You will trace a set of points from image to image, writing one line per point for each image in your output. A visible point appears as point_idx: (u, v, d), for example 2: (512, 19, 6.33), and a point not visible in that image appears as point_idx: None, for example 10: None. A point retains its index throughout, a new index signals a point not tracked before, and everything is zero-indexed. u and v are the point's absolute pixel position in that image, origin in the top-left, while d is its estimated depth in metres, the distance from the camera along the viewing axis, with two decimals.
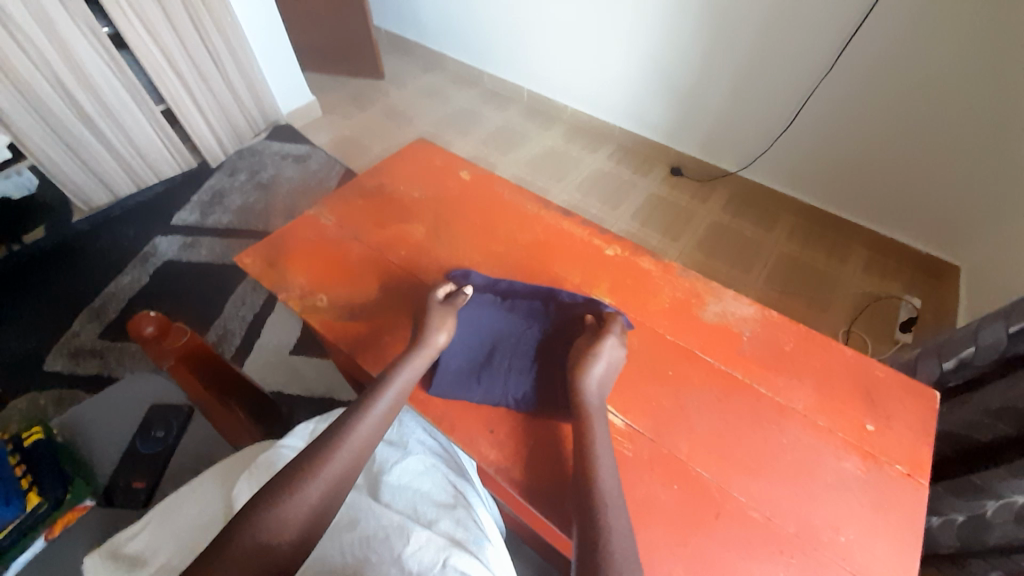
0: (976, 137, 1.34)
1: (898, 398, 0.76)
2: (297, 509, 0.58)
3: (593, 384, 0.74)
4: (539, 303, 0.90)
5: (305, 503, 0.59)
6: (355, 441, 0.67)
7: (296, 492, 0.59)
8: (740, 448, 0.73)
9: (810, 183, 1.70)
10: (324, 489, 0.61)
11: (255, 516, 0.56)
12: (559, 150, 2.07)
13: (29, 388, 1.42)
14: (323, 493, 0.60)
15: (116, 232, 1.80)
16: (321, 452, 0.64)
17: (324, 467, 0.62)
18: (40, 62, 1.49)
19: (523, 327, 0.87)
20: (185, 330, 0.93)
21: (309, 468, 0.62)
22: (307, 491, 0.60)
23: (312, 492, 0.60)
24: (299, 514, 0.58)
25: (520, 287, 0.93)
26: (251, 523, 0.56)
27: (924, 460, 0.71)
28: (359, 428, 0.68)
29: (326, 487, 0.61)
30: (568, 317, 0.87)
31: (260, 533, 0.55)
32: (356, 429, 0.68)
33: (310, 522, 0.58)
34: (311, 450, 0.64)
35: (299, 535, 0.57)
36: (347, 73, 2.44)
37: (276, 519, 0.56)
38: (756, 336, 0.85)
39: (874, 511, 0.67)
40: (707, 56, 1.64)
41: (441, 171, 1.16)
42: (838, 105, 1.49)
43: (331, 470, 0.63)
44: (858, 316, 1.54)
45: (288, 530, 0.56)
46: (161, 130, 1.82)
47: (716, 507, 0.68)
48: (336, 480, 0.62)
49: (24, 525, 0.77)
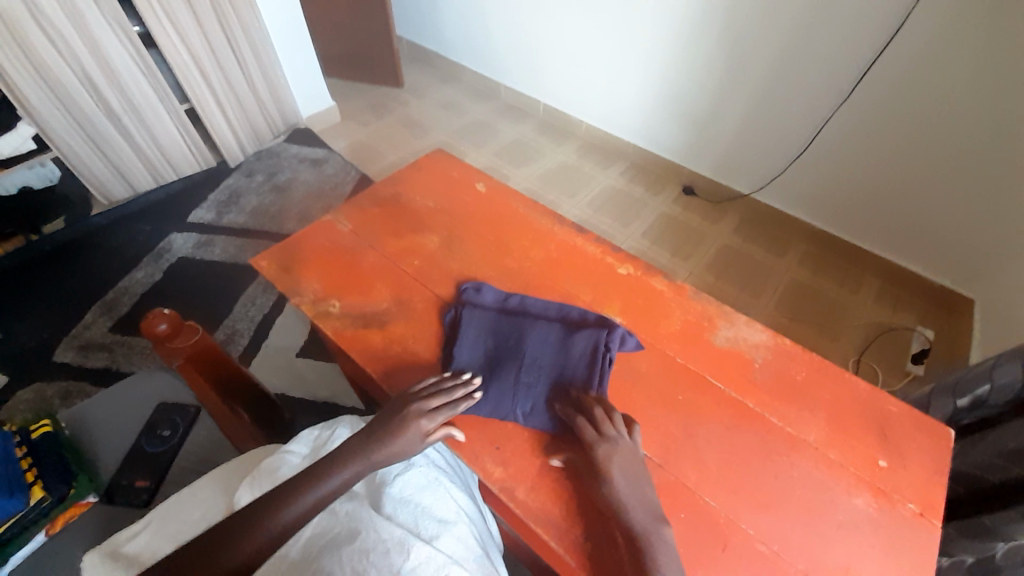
0: (995, 169, 1.33)
1: (913, 435, 0.75)
2: (266, 523, 0.64)
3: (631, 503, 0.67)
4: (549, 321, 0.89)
5: (279, 520, 0.64)
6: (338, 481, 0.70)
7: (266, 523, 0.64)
8: (749, 480, 0.71)
9: (822, 210, 1.70)
10: (292, 513, 0.65)
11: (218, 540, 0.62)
12: (572, 165, 2.08)
13: (38, 378, 1.44)
14: (288, 525, 0.65)
15: (133, 228, 1.83)
16: (306, 485, 0.68)
17: (298, 501, 0.66)
18: (71, 58, 1.53)
19: (532, 344, 0.86)
20: (196, 330, 0.89)
21: (288, 498, 0.66)
22: (277, 522, 0.64)
23: (287, 512, 0.65)
24: (265, 527, 0.63)
25: (531, 304, 0.93)
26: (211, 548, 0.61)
27: (937, 501, 0.69)
28: (342, 467, 0.71)
29: (291, 521, 0.65)
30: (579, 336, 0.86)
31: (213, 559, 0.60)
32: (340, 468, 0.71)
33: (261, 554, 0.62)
34: (300, 479, 0.69)
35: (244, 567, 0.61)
36: (367, 81, 2.48)
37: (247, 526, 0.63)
38: (768, 363, 0.84)
39: (889, 553, 0.65)
40: (723, 79, 1.65)
41: (457, 183, 1.17)
42: (854, 132, 1.49)
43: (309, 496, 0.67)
44: (869, 346, 1.52)
45: (236, 560, 0.61)
46: (183, 129, 1.85)
47: (723, 539, 0.67)
48: (305, 507, 0.66)
49: (24, 519, 0.76)
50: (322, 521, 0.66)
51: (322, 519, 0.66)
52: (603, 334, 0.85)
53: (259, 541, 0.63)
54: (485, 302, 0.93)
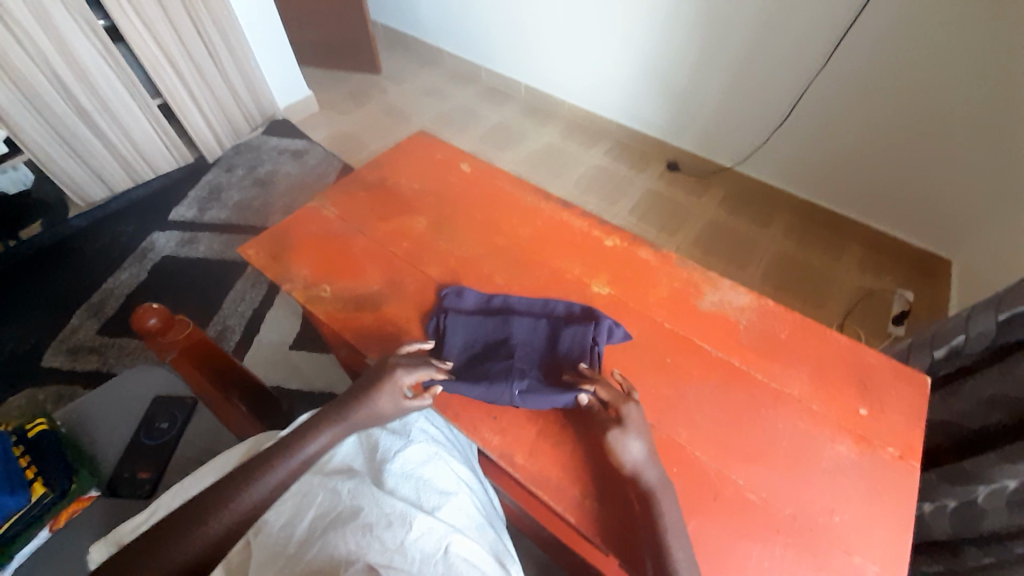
0: (970, 130, 1.36)
1: (892, 385, 0.78)
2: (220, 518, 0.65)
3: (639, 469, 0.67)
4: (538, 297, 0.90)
5: (234, 512, 0.66)
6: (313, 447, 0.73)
7: (247, 489, 0.67)
8: (739, 435, 0.74)
9: (802, 178, 1.72)
10: (249, 504, 0.67)
11: (200, 506, 0.65)
12: (557, 146, 2.08)
13: (28, 384, 1.42)
14: (267, 489, 0.69)
15: (114, 228, 1.79)
16: (271, 461, 0.71)
17: (277, 468, 0.70)
18: (36, 56, 1.48)
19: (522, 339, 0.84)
20: (188, 323, 0.93)
21: (267, 464, 0.70)
22: (230, 512, 0.66)
23: (244, 502, 0.67)
24: (220, 522, 0.65)
25: (517, 303, 0.91)
26: (192, 514, 0.65)
27: (916, 445, 0.72)
28: (308, 444, 0.73)
29: (271, 486, 0.69)
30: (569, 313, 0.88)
31: (196, 524, 0.64)
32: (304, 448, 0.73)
33: (243, 518, 0.66)
34: (260, 459, 0.71)
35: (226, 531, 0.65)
36: (344, 69, 2.44)
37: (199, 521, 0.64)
38: (753, 325, 0.86)
39: (871, 494, 0.68)
40: (703, 53, 1.65)
41: (442, 165, 1.17)
42: (832, 99, 1.51)
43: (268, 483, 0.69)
44: (852, 311, 1.57)
45: (217, 524, 0.64)
46: (158, 125, 1.81)
47: (715, 491, 0.70)
48: (261, 496, 0.68)
49: (29, 515, 0.78)
50: (325, 501, 0.67)
51: (324, 499, 0.67)
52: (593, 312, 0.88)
53: (210, 531, 0.64)
54: (467, 306, 0.90)
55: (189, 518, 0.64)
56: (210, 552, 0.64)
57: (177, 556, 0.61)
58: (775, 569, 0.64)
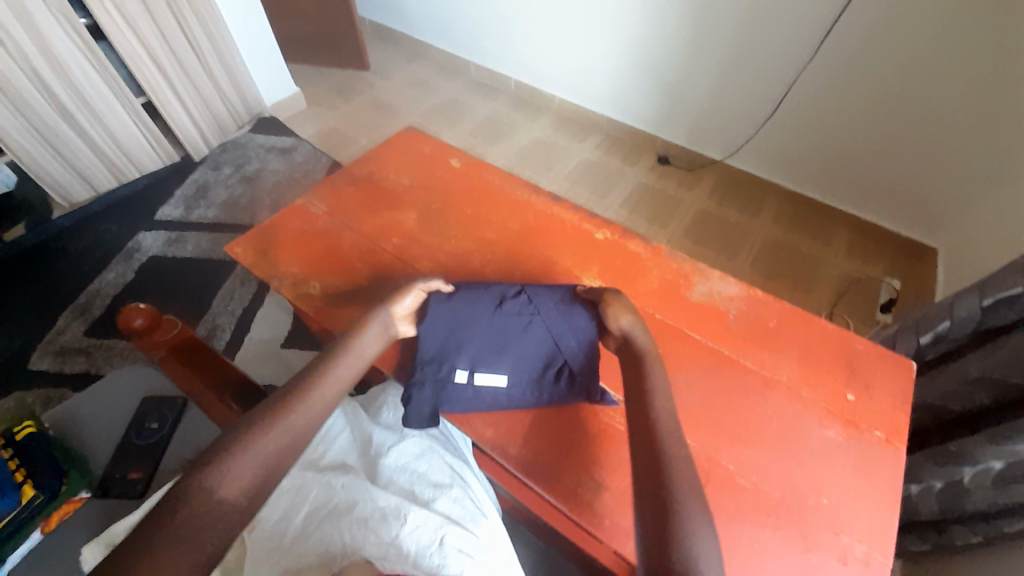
0: (954, 120, 1.37)
1: (878, 368, 0.79)
2: (252, 462, 0.58)
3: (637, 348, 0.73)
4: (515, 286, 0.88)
5: (269, 448, 0.59)
6: (335, 376, 0.70)
7: (279, 422, 0.62)
8: (729, 421, 0.75)
9: (791, 169, 1.74)
10: (285, 436, 0.61)
11: (230, 445, 0.58)
12: (547, 140, 2.08)
13: (15, 388, 1.40)
14: (302, 422, 0.63)
15: (98, 228, 1.76)
16: (298, 391, 0.66)
17: (308, 400, 0.66)
18: (16, 53, 1.45)
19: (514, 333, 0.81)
20: (175, 322, 0.95)
21: (293, 401, 0.65)
22: (265, 445, 0.59)
23: (278, 436, 0.61)
24: (254, 467, 0.57)
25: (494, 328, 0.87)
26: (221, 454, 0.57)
27: (901, 426, 0.74)
28: (333, 369, 0.71)
29: (304, 419, 0.64)
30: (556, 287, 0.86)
31: (220, 470, 0.56)
32: (330, 372, 0.70)
33: (276, 460, 0.59)
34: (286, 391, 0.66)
35: (256, 478, 0.57)
36: (332, 64, 2.41)
37: (231, 465, 0.56)
38: (743, 314, 0.87)
39: (858, 474, 0.70)
40: (692, 46, 1.66)
41: (431, 159, 1.16)
42: (820, 90, 1.52)
43: (300, 415, 0.64)
44: (841, 297, 1.59)
45: (255, 465, 0.58)
46: (141, 123, 1.78)
47: (706, 476, 0.70)
48: (297, 429, 0.62)
49: (20, 517, 0.78)
50: (319, 495, 0.68)
51: (319, 494, 0.68)
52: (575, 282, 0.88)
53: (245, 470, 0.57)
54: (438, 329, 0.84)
55: (207, 468, 0.55)
56: (250, 497, 0.56)
57: (210, 502, 0.53)
58: (768, 551, 0.65)
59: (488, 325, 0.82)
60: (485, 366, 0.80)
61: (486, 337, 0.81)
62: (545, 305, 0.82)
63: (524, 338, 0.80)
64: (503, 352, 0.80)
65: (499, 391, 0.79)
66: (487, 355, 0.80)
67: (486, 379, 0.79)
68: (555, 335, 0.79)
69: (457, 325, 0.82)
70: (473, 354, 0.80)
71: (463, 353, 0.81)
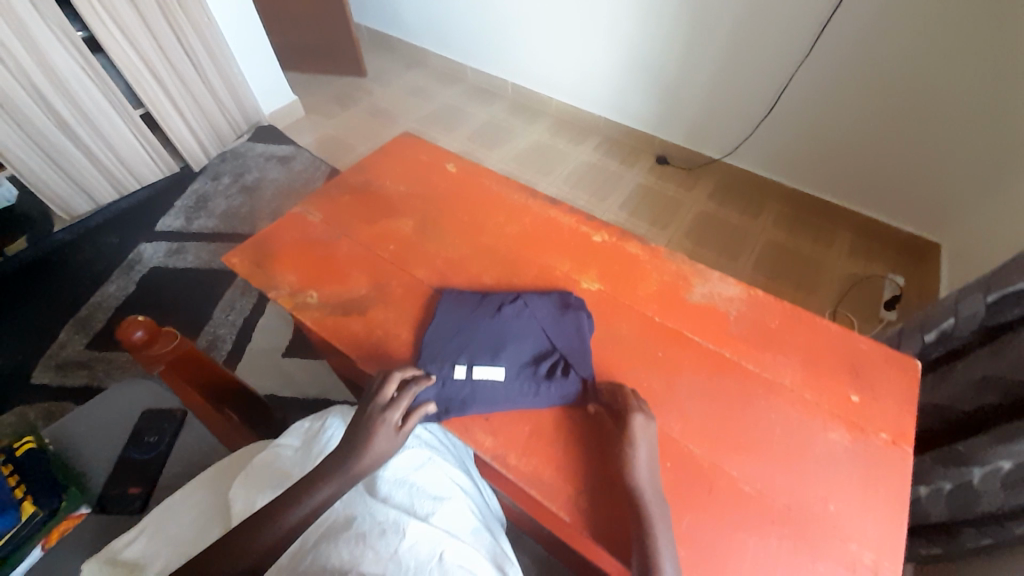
0: (954, 113, 1.36)
1: (882, 371, 0.78)
2: (261, 541, 0.60)
3: (643, 473, 0.68)
4: (514, 295, 0.91)
5: (280, 529, 0.61)
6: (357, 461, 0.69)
7: (300, 501, 0.64)
8: (731, 425, 0.74)
9: (793, 168, 1.72)
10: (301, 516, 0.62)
11: (250, 524, 0.61)
12: (545, 143, 2.08)
13: (17, 402, 1.40)
14: (312, 509, 0.63)
15: (99, 241, 1.77)
16: (328, 471, 0.67)
17: (333, 478, 0.67)
18: (14, 69, 1.46)
19: (514, 335, 0.84)
20: (174, 334, 0.92)
21: (307, 489, 0.65)
22: (280, 525, 0.61)
23: (295, 513, 0.62)
24: (260, 545, 0.60)
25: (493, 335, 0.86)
26: (241, 532, 0.60)
27: (908, 430, 0.72)
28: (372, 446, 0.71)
29: (324, 497, 0.65)
30: (550, 298, 0.89)
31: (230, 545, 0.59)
32: (365, 452, 0.70)
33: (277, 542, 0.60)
34: (318, 470, 0.67)
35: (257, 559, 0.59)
36: (330, 73, 2.42)
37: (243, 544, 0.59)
38: (743, 315, 0.86)
39: (864, 479, 0.69)
40: (688, 46, 1.65)
41: (428, 165, 1.16)
42: (818, 88, 1.51)
43: (322, 493, 0.65)
44: (844, 297, 1.57)
45: (275, 531, 0.61)
46: (141, 135, 1.79)
47: (708, 483, 0.70)
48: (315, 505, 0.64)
49: (21, 534, 0.77)
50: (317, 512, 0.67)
51: None
52: (567, 293, 0.90)
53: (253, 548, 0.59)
54: (437, 328, 0.86)
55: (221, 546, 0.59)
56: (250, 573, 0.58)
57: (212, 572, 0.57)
58: (772, 559, 0.63)
59: (488, 326, 0.85)
60: (483, 360, 0.82)
61: (483, 336, 0.84)
62: (540, 309, 0.87)
63: (519, 337, 0.84)
64: (500, 348, 0.83)
65: (498, 384, 0.80)
66: (485, 349, 0.83)
67: (484, 373, 0.81)
68: (548, 333, 0.84)
69: (461, 325, 0.86)
70: (472, 349, 0.83)
71: (462, 348, 0.83)
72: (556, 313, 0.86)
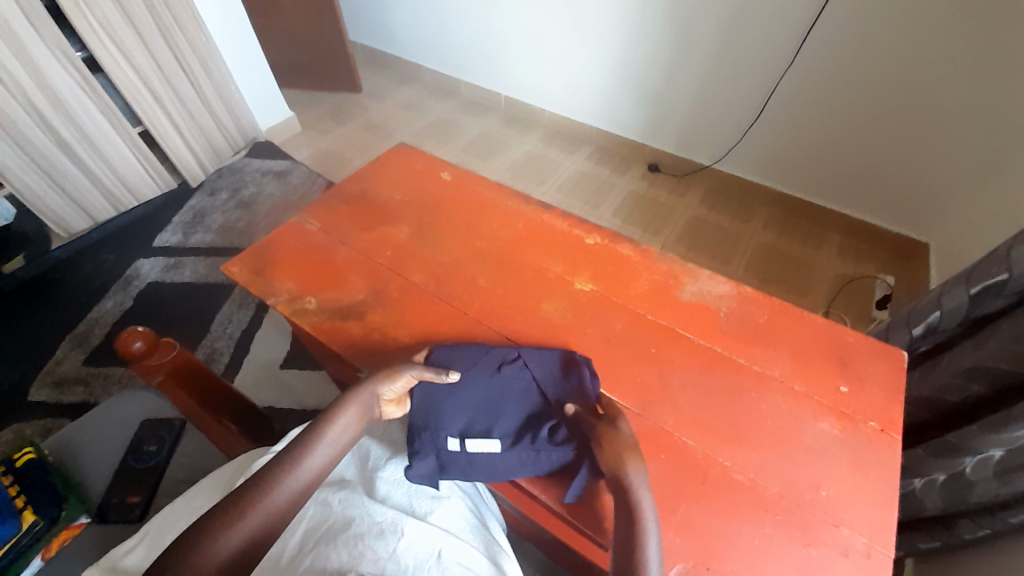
0: (937, 112, 1.40)
1: (869, 360, 0.80)
2: (233, 537, 0.49)
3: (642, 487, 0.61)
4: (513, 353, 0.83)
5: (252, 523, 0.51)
6: (344, 429, 0.64)
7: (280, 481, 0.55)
8: (724, 419, 0.75)
9: (780, 172, 1.76)
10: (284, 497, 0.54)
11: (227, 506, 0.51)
12: (538, 153, 2.12)
13: (13, 420, 1.39)
14: (303, 483, 0.57)
15: (95, 260, 1.78)
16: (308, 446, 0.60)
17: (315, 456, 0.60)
18: (15, 89, 1.49)
19: (515, 394, 0.78)
20: (173, 346, 0.94)
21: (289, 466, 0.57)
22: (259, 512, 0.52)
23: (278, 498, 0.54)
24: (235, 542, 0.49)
25: (483, 391, 0.78)
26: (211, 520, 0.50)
27: (896, 418, 0.74)
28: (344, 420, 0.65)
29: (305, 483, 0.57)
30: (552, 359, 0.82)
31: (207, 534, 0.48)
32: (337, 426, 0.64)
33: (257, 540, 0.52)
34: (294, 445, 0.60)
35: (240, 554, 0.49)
36: (325, 89, 2.47)
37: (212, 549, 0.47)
38: (733, 312, 0.88)
39: (855, 468, 0.70)
40: (675, 57, 1.71)
41: (422, 174, 1.19)
42: (802, 91, 1.55)
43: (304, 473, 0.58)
44: (837, 296, 1.60)
45: (255, 519, 0.51)
46: (138, 152, 1.81)
47: (703, 474, 0.71)
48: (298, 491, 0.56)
49: (19, 543, 0.76)
50: (315, 514, 0.66)
51: (316, 512, 0.67)
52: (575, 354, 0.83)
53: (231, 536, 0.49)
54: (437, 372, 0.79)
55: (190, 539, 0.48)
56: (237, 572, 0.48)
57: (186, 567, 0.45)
58: (766, 546, 0.64)
59: (487, 386, 0.79)
60: (479, 429, 0.75)
61: (483, 398, 0.78)
62: (541, 367, 0.80)
63: (516, 399, 0.78)
64: (498, 415, 0.77)
65: (495, 456, 0.73)
66: (480, 417, 0.76)
67: (480, 444, 0.74)
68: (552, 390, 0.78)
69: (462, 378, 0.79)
70: (465, 415, 0.77)
71: (456, 414, 0.76)
72: (558, 366, 0.81)
